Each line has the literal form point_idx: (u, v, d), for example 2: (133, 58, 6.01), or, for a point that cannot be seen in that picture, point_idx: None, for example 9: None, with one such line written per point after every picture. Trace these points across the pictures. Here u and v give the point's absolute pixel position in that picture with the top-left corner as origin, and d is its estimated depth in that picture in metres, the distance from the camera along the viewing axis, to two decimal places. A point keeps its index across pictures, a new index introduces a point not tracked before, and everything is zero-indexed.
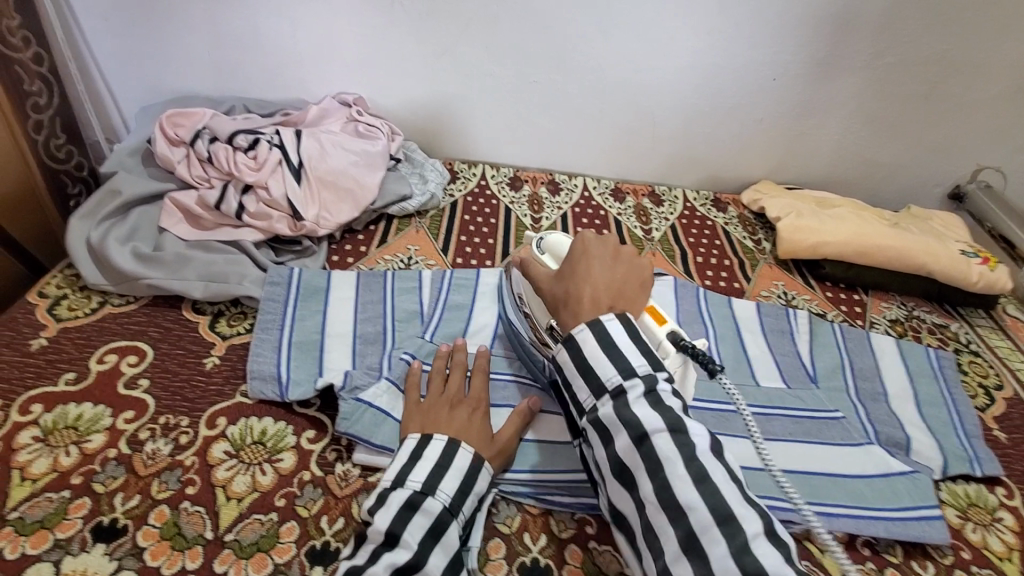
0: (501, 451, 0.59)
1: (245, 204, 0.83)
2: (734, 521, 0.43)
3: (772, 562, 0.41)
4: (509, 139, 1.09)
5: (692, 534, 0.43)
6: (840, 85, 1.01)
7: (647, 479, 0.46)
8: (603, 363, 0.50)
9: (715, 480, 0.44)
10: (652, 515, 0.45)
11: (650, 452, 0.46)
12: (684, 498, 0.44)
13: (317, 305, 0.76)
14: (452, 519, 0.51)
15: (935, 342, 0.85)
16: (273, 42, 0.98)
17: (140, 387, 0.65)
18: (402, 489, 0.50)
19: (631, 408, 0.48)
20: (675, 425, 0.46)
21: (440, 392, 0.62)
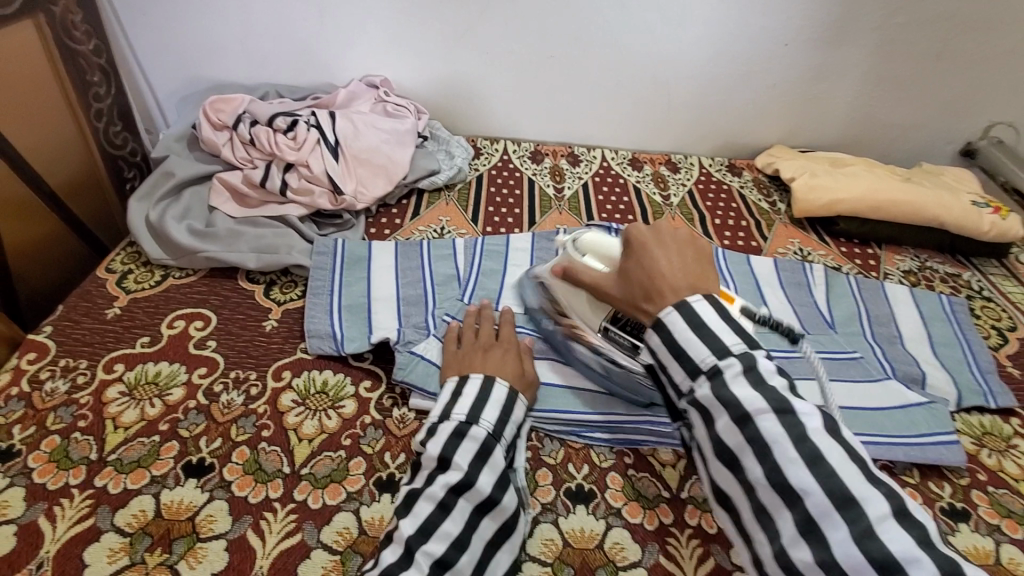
0: (530, 383, 0.64)
1: (287, 181, 0.89)
2: (854, 505, 0.41)
3: (900, 546, 0.39)
4: (529, 114, 1.14)
5: (811, 518, 0.42)
6: (851, 48, 1.04)
7: (756, 463, 0.44)
8: (693, 343, 0.49)
9: (830, 461, 0.43)
10: (764, 497, 0.44)
11: (755, 434, 0.45)
12: (799, 482, 0.43)
13: (361, 272, 0.82)
14: (497, 442, 0.55)
15: (949, 289, 0.88)
16: (303, 29, 1.03)
17: (209, 348, 0.71)
18: (448, 421, 0.56)
19: (731, 388, 0.46)
20: (781, 407, 0.45)
21: (473, 340, 0.67)
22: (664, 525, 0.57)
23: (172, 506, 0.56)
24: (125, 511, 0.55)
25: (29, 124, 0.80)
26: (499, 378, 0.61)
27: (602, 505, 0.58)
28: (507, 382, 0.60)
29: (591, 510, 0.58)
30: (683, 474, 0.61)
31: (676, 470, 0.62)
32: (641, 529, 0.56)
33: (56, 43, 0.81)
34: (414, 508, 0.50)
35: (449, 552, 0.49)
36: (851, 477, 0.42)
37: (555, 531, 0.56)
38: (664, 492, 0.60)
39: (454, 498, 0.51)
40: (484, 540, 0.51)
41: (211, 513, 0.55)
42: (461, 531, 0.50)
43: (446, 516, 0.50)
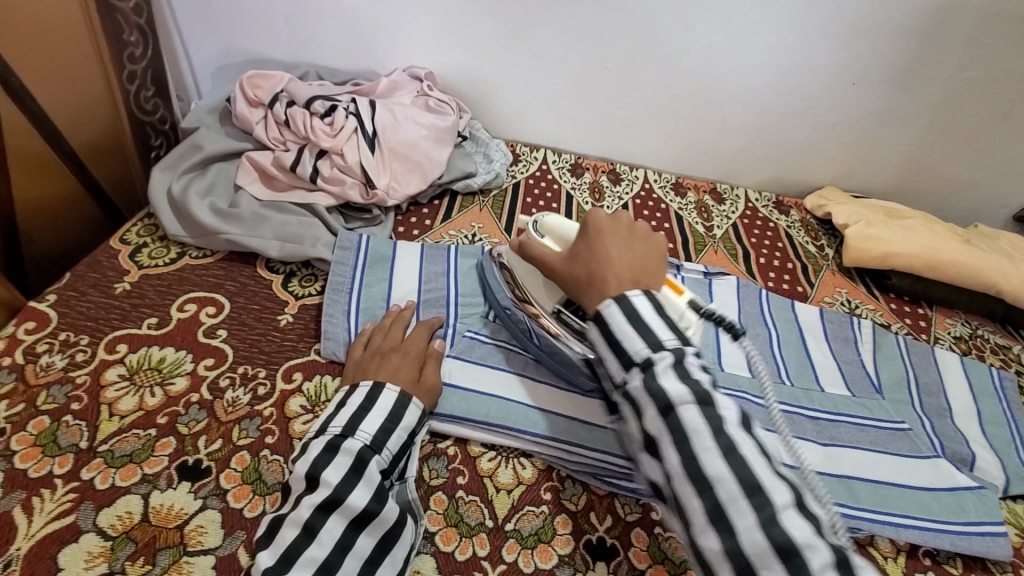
0: (431, 390, 0.60)
1: (319, 168, 0.84)
2: (762, 493, 0.41)
3: (800, 532, 0.40)
4: (574, 125, 1.09)
5: (722, 507, 0.42)
6: (919, 95, 0.99)
7: (674, 451, 0.44)
8: (631, 335, 0.48)
9: (744, 453, 0.43)
10: (680, 487, 0.44)
11: (677, 424, 0.44)
12: (712, 470, 0.43)
13: (384, 273, 0.77)
14: (374, 454, 0.52)
15: (999, 362, 0.83)
16: (350, 10, 0.99)
17: (218, 337, 0.66)
18: (323, 435, 0.52)
19: (661, 380, 0.46)
20: (704, 398, 0.45)
21: (382, 339, 0.65)
22: None
23: (161, 511, 0.51)
24: (110, 510, 0.51)
25: (55, 80, 0.76)
26: (392, 384, 0.57)
27: (623, 565, 0.53)
28: (398, 388, 0.57)
29: (611, 569, 0.53)
30: None
31: None
32: None
33: None
34: (276, 537, 0.47)
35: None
36: (761, 472, 0.42)
37: None
38: None
39: (322, 517, 0.47)
40: (359, 558, 0.47)
41: (202, 524, 0.51)
42: (331, 551, 0.46)
43: (312, 540, 0.46)
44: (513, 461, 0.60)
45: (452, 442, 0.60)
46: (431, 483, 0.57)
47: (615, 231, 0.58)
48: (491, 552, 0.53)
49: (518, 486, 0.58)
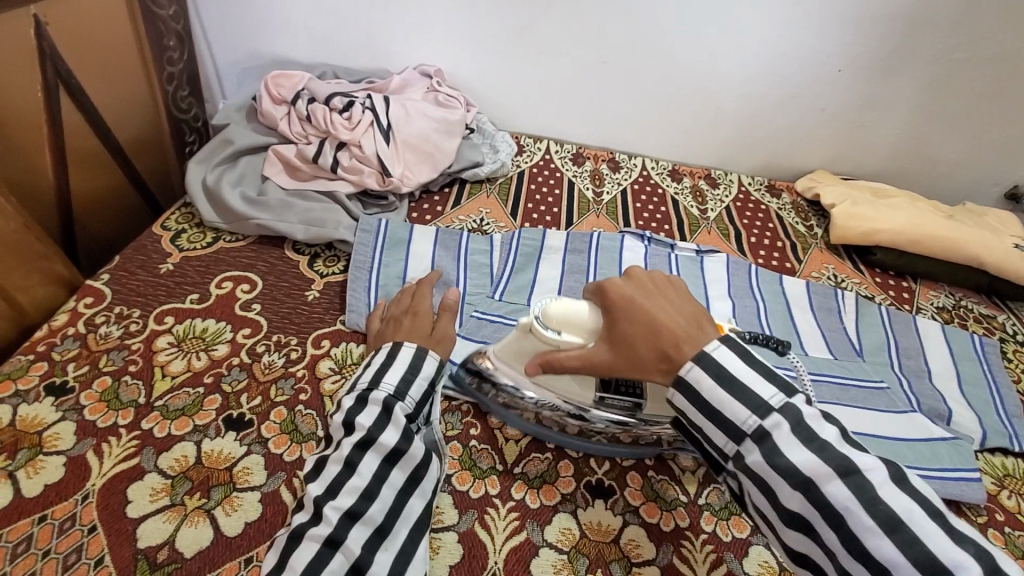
0: (445, 344, 0.65)
1: (339, 159, 0.91)
2: (949, 575, 0.38)
3: (953, 560, 0.39)
4: (576, 117, 1.16)
5: (890, 574, 0.40)
6: (904, 80, 1.04)
7: (830, 531, 0.42)
8: (733, 406, 0.46)
9: (910, 524, 0.40)
10: (848, 566, 0.41)
11: (823, 502, 0.42)
12: (880, 553, 0.40)
13: (400, 254, 0.84)
14: (399, 401, 0.56)
15: (981, 330, 0.88)
16: (364, 12, 1.06)
17: (253, 310, 0.74)
18: (351, 389, 0.57)
19: (784, 453, 0.44)
20: (844, 467, 0.42)
21: (393, 309, 0.71)
22: (680, 527, 0.58)
23: (212, 455, 0.59)
24: (168, 454, 0.58)
25: (105, 83, 0.84)
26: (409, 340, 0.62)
27: (620, 501, 0.60)
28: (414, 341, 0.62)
29: (609, 505, 0.59)
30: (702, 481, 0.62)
31: (695, 477, 0.63)
32: (656, 529, 0.58)
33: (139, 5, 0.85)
34: (322, 472, 0.51)
35: (358, 503, 0.50)
36: (918, 522, 0.40)
37: (572, 520, 0.58)
38: (681, 495, 0.61)
39: (360, 453, 0.52)
40: (394, 489, 0.52)
41: (248, 466, 0.58)
42: (370, 482, 0.51)
43: (352, 472, 0.51)
44: None
45: (465, 400, 0.67)
46: (447, 434, 0.64)
47: (655, 295, 0.54)
48: (501, 490, 0.59)
49: (525, 437, 0.64)
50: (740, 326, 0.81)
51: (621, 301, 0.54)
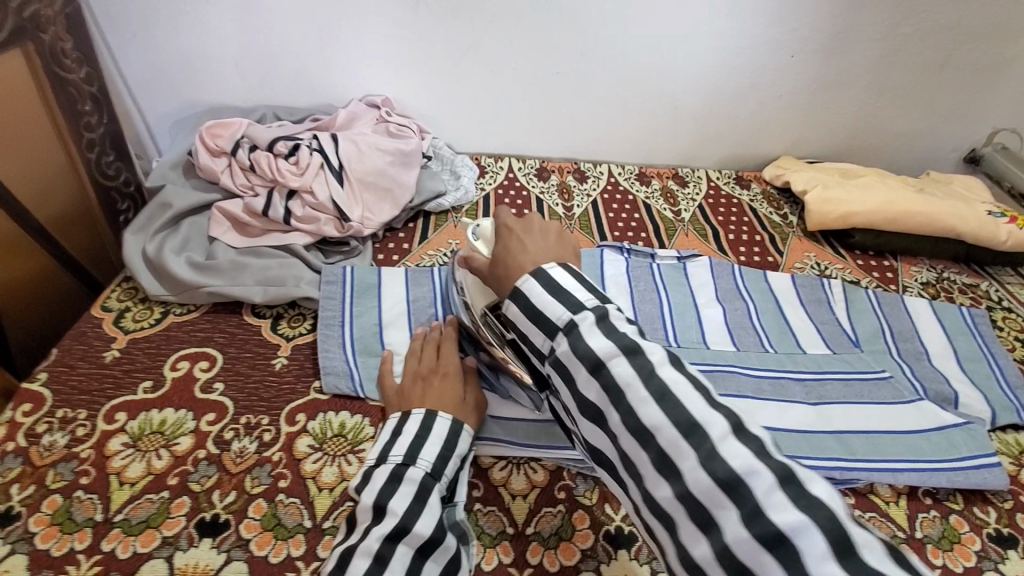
0: (477, 412, 0.61)
1: (291, 208, 0.85)
2: (698, 430, 0.38)
3: (740, 460, 0.36)
4: (535, 131, 1.12)
5: (664, 452, 0.39)
6: (856, 58, 1.04)
7: (614, 409, 0.42)
8: (550, 304, 0.47)
9: (678, 393, 0.40)
10: (626, 444, 0.41)
11: (610, 382, 0.42)
12: (648, 419, 0.40)
13: (371, 302, 0.78)
14: (437, 480, 0.53)
15: (968, 300, 0.87)
16: (300, 49, 1.00)
17: (216, 391, 0.67)
18: (384, 464, 0.53)
19: (588, 340, 0.44)
20: (631, 347, 0.42)
21: (417, 365, 0.65)
22: None
23: (186, 571, 0.52)
24: None
25: (14, 161, 0.76)
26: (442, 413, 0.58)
27: (644, 548, 0.55)
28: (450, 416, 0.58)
29: (633, 556, 0.55)
30: None
31: None
32: None
33: (43, 70, 0.77)
34: (348, 568, 0.45)
35: None
36: (725, 442, 0.37)
37: None
38: None
39: (391, 546, 0.46)
40: None
41: None
42: None
43: (384, 568, 0.45)
44: (524, 467, 0.61)
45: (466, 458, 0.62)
46: None
47: (530, 229, 0.57)
48: (516, 557, 0.54)
49: (532, 489, 0.60)
50: (734, 331, 0.78)
51: (505, 232, 0.57)
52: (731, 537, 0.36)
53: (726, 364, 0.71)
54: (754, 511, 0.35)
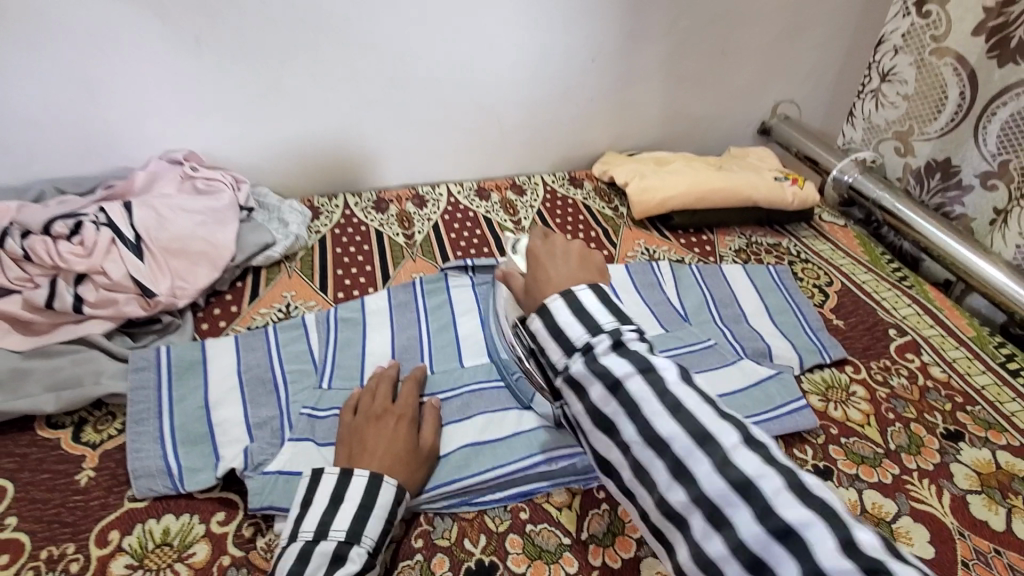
0: (427, 457, 0.60)
1: (81, 294, 0.75)
2: (751, 488, 0.42)
3: (753, 468, 0.42)
4: (365, 162, 1.09)
5: (704, 491, 0.43)
6: (648, 54, 1.13)
7: (628, 423, 0.46)
8: (571, 324, 0.51)
9: (722, 442, 0.44)
10: (639, 454, 0.46)
11: (626, 398, 0.47)
12: (664, 431, 0.45)
13: (196, 380, 0.71)
14: (353, 546, 0.51)
15: (773, 259, 0.97)
16: (75, 113, 0.90)
17: (7, 527, 0.57)
18: (296, 540, 0.51)
19: (602, 360, 0.48)
20: (644, 366, 0.47)
21: (372, 401, 0.64)
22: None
23: None
24: None
25: None
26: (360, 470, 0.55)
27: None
28: (364, 474, 0.55)
29: None
30: (580, 512, 0.61)
31: (573, 511, 0.61)
32: None
33: None
34: None
35: None
36: (700, 410, 0.45)
37: None
38: (565, 539, 0.58)
39: None
40: None
41: None
42: None
43: None
44: None
45: None
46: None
47: (557, 254, 0.60)
48: None
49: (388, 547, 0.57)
50: None
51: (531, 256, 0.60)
52: (745, 532, 0.41)
53: None
54: (765, 508, 0.41)
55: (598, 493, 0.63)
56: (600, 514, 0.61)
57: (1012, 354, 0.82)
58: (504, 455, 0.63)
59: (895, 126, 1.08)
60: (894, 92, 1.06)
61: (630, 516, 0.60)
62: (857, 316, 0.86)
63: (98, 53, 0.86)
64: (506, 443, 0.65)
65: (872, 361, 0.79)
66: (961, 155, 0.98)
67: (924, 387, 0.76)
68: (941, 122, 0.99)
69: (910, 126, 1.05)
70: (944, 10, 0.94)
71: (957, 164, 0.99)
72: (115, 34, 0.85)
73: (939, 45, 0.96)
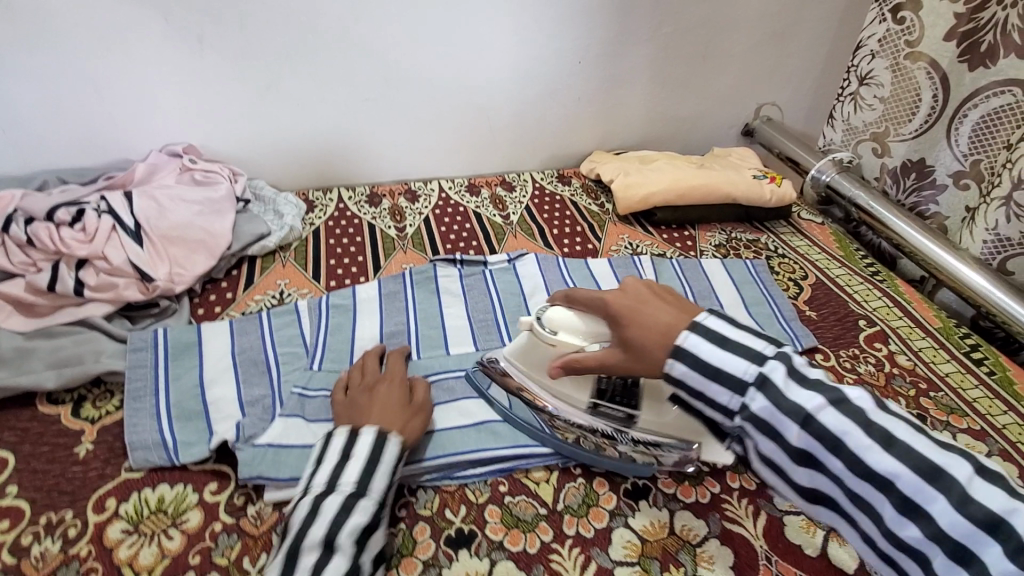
0: (422, 412, 0.64)
1: (83, 278, 0.78)
2: (941, 474, 0.46)
3: (993, 499, 0.44)
4: (360, 158, 1.12)
5: (907, 496, 0.46)
6: (634, 57, 1.16)
7: (834, 457, 0.49)
8: (729, 359, 0.53)
9: (901, 437, 0.48)
10: (855, 485, 0.49)
11: (822, 430, 0.50)
12: (879, 464, 0.47)
13: (192, 360, 0.74)
14: (359, 498, 0.53)
15: (752, 254, 1.01)
16: (79, 106, 0.93)
17: (9, 495, 0.60)
18: (308, 493, 0.53)
19: (786, 394, 0.51)
20: (835, 398, 0.50)
21: (362, 376, 0.68)
22: (545, 543, 0.58)
23: None
24: None
25: None
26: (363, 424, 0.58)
27: (483, 543, 0.58)
28: (372, 431, 0.57)
29: (473, 551, 0.57)
30: (556, 486, 0.64)
31: (550, 485, 0.64)
32: (523, 555, 0.57)
33: None
34: None
35: None
36: (907, 433, 0.48)
37: None
38: (541, 509, 0.61)
39: None
40: None
41: None
42: None
43: None
44: None
45: None
46: None
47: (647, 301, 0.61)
48: None
49: None
50: None
51: (618, 308, 0.61)
52: (995, 570, 0.42)
53: None
54: (961, 496, 0.45)
55: (575, 469, 0.66)
56: (576, 488, 0.64)
57: (977, 344, 0.85)
58: (503, 437, 0.66)
59: (872, 127, 1.11)
60: (872, 95, 1.10)
61: (604, 489, 0.63)
62: (829, 308, 0.90)
63: (102, 49, 0.89)
64: (489, 425, 0.67)
65: (841, 350, 0.82)
66: (935, 155, 1.02)
67: (890, 373, 0.79)
68: (916, 122, 1.03)
69: (886, 127, 1.08)
70: (917, 16, 0.98)
71: (931, 163, 1.03)
72: (118, 30, 0.88)
73: (913, 49, 1.00)
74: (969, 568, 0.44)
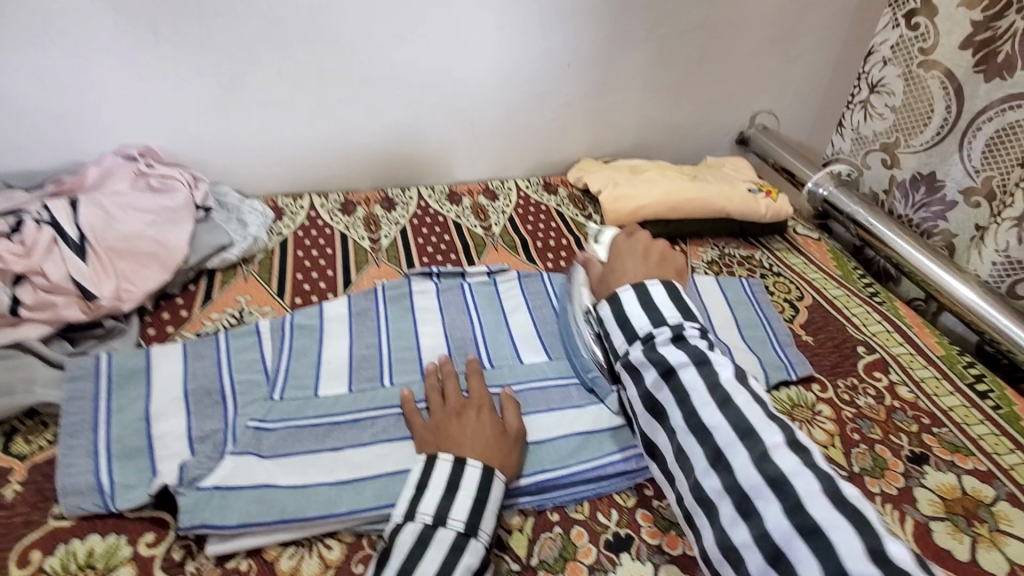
0: (517, 440, 0.62)
1: (19, 296, 0.71)
2: (753, 436, 0.52)
3: (789, 465, 0.50)
4: (333, 163, 1.06)
5: (720, 451, 0.53)
6: (626, 60, 1.11)
7: (678, 410, 0.57)
8: (639, 316, 0.65)
9: (737, 402, 0.55)
10: (683, 440, 0.55)
11: (679, 384, 0.58)
12: (709, 419, 0.54)
13: (137, 389, 0.67)
14: (471, 538, 0.51)
15: (745, 272, 0.96)
16: (24, 104, 0.86)
17: None
18: (415, 520, 0.52)
19: (660, 350, 0.61)
20: (700, 359, 0.59)
21: (442, 403, 0.64)
22: None
23: None
24: None
25: None
26: (457, 458, 0.56)
27: None
28: (478, 464, 0.56)
29: None
30: (531, 537, 0.58)
31: (524, 535, 0.58)
32: None
33: None
34: None
35: None
36: (742, 405, 0.55)
37: None
38: (513, 564, 0.56)
39: None
40: None
41: None
42: None
43: None
44: (317, 546, 0.56)
45: (290, 542, 0.56)
46: None
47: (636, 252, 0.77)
48: None
49: (326, 572, 0.54)
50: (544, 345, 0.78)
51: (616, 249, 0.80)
52: (771, 524, 0.48)
53: (525, 383, 0.71)
54: (762, 455, 0.51)
55: (552, 516, 0.60)
56: (552, 539, 0.58)
57: (981, 375, 0.81)
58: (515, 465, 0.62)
59: (881, 137, 1.07)
60: (883, 103, 1.05)
61: (582, 540, 0.58)
62: (826, 333, 0.85)
63: (48, 42, 0.82)
64: None
65: (839, 380, 0.78)
66: (945, 170, 0.97)
67: (890, 407, 0.74)
68: (927, 134, 0.98)
69: (896, 138, 1.04)
70: (932, 22, 0.94)
71: (942, 177, 0.98)
72: (64, 22, 0.81)
73: (927, 58, 0.96)
74: (753, 522, 0.49)
